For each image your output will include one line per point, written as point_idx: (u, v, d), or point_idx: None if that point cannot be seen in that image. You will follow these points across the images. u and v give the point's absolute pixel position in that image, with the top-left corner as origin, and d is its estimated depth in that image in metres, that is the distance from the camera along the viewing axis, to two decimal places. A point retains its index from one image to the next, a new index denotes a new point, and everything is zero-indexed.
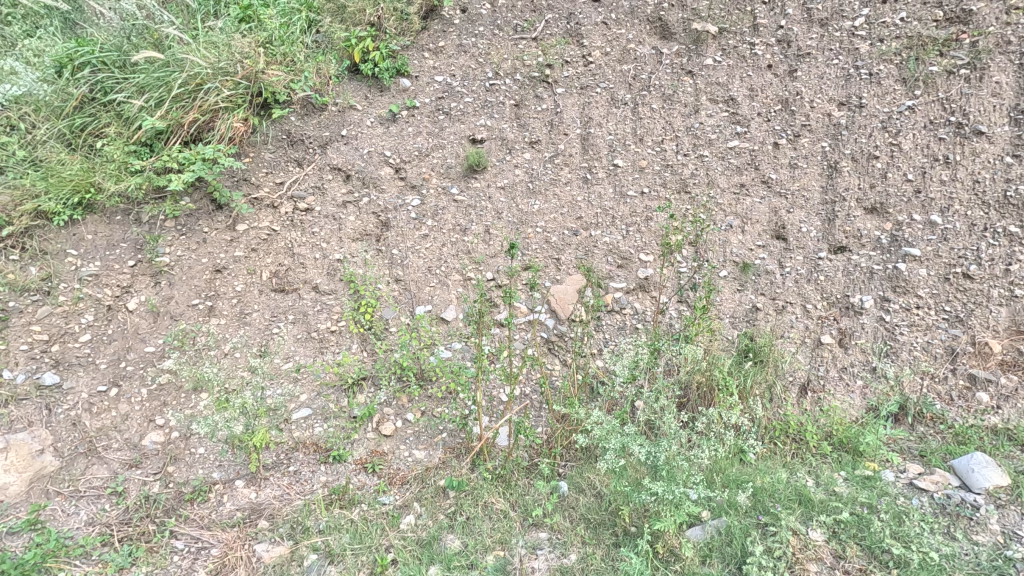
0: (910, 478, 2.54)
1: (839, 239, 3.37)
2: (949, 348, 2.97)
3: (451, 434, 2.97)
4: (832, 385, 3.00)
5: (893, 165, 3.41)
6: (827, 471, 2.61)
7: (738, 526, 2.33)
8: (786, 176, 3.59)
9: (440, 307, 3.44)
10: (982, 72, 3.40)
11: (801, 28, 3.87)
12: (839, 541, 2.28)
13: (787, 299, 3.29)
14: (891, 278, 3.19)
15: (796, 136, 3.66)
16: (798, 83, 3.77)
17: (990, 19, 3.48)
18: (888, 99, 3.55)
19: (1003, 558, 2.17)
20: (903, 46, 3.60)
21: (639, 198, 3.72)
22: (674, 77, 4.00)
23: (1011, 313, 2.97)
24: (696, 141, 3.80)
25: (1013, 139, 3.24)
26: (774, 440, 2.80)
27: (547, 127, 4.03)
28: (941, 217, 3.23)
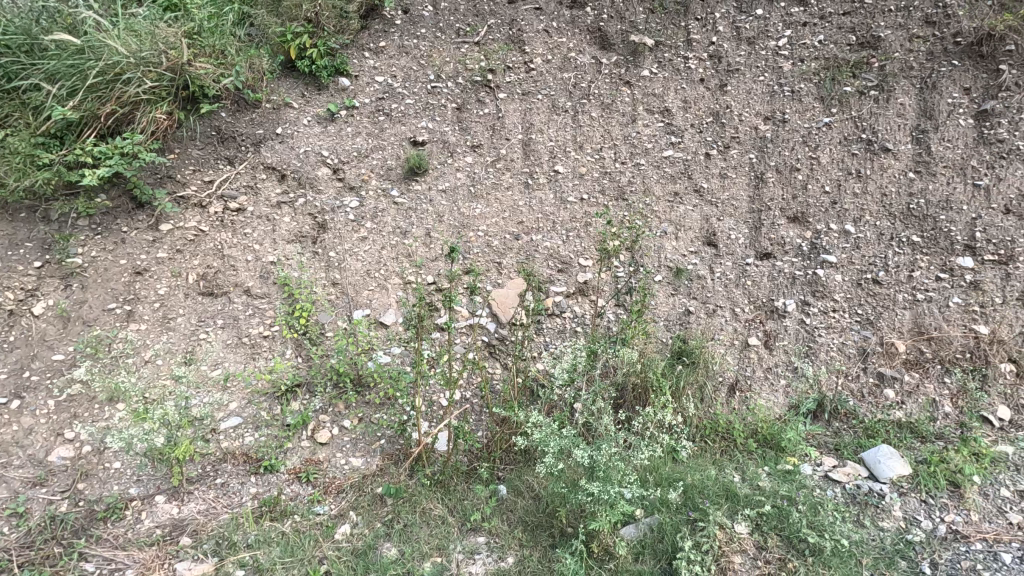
0: (826, 471, 2.73)
1: (765, 246, 3.56)
2: (861, 349, 3.19)
3: (389, 441, 2.93)
4: (758, 384, 3.17)
5: (812, 177, 3.65)
6: (751, 467, 2.75)
7: (669, 523, 2.41)
8: (717, 185, 3.77)
9: (379, 311, 3.39)
10: (889, 94, 3.68)
11: (731, 44, 4.06)
12: (761, 533, 2.40)
13: (717, 302, 3.44)
14: (810, 283, 3.40)
15: (726, 148, 3.84)
16: (728, 96, 3.96)
17: (896, 45, 3.76)
18: (808, 115, 3.78)
19: (905, 542, 2.37)
20: (821, 67, 3.86)
21: (578, 204, 3.80)
22: (613, 87, 4.12)
23: (915, 315, 3.22)
24: (633, 150, 3.92)
25: (915, 156, 3.53)
26: (704, 439, 2.92)
27: (489, 131, 4.05)
28: (854, 226, 3.47)
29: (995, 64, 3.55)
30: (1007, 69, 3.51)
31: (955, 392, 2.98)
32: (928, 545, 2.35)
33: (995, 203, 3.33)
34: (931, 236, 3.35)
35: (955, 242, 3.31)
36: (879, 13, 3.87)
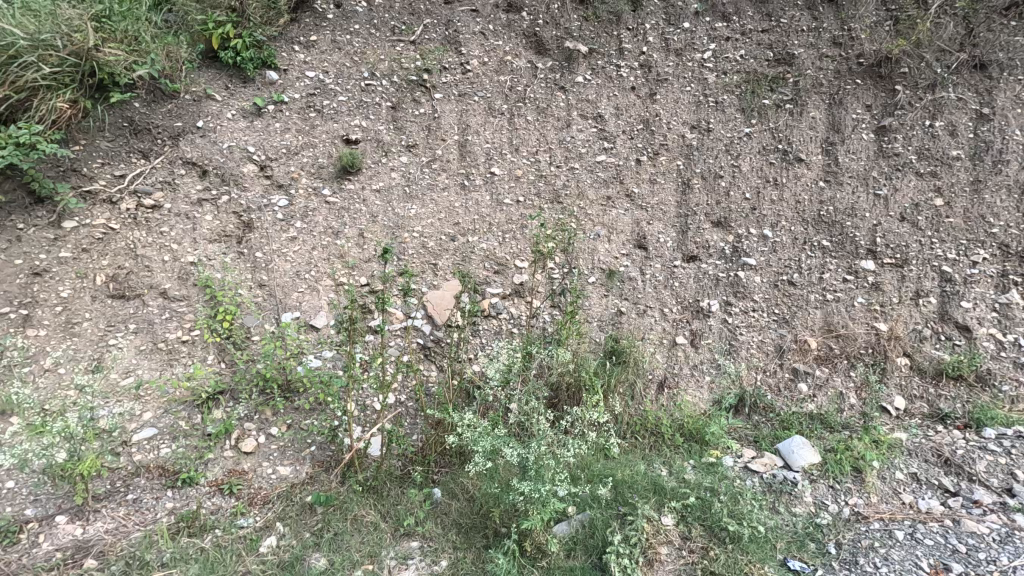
0: (746, 462, 2.89)
1: (691, 249, 3.73)
2: (778, 346, 3.40)
3: (320, 448, 2.84)
4: (685, 381, 3.31)
5: (734, 185, 3.85)
6: (678, 461, 2.88)
7: (600, 518, 2.48)
8: (647, 191, 3.91)
9: (309, 314, 3.29)
10: (802, 108, 3.94)
11: (660, 55, 4.22)
12: (686, 524, 2.50)
13: (647, 303, 3.58)
14: (732, 284, 3.59)
15: (655, 154, 3.99)
16: (657, 105, 4.11)
17: (808, 63, 4.03)
18: (731, 125, 3.99)
19: (814, 525, 2.54)
20: (742, 80, 4.08)
21: (514, 206, 3.83)
22: (548, 92, 4.18)
23: (825, 314, 3.46)
24: (567, 154, 4.01)
25: (825, 166, 3.80)
26: (634, 435, 3.03)
27: (425, 132, 4.01)
28: (771, 231, 3.70)
29: (892, 84, 3.87)
30: (902, 89, 3.84)
31: (859, 385, 3.23)
32: (834, 527, 2.53)
33: (893, 211, 3.63)
34: (838, 240, 3.62)
35: (858, 246, 3.59)
36: (793, 32, 4.13)
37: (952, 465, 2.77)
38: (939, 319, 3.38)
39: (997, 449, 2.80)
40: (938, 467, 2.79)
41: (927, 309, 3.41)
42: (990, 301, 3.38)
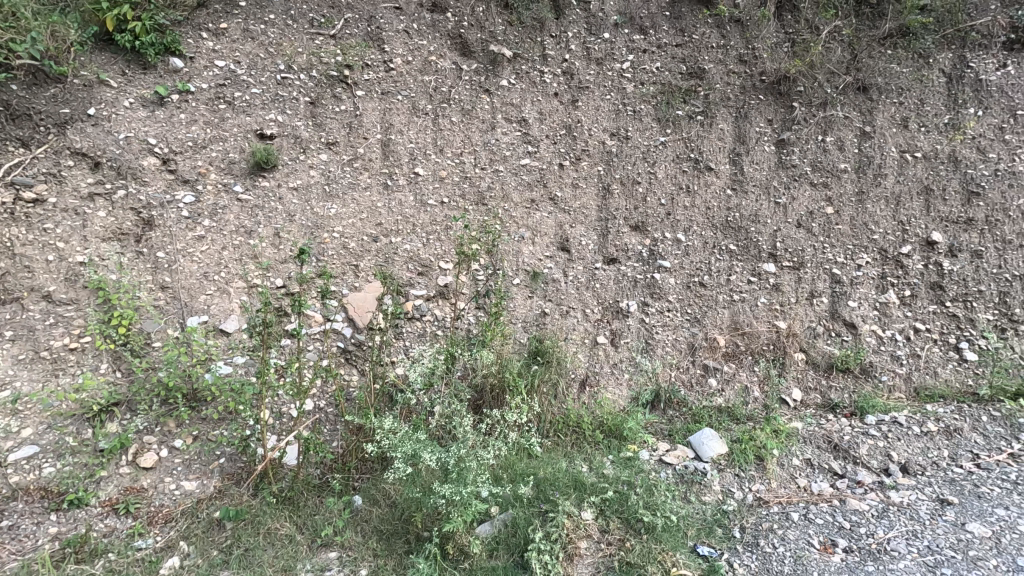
0: (661, 455, 3.04)
1: (611, 252, 3.88)
2: (690, 344, 3.60)
3: (230, 459, 2.69)
4: (605, 379, 3.45)
5: (651, 190, 4.03)
6: (598, 457, 2.98)
7: (523, 517, 2.52)
8: (569, 195, 4.02)
9: (219, 317, 3.11)
10: (712, 120, 4.19)
11: (582, 63, 4.34)
12: (605, 518, 2.58)
13: (570, 304, 3.70)
14: (649, 286, 3.77)
15: (577, 159, 4.11)
16: (579, 111, 4.23)
17: (718, 77, 4.28)
18: (648, 134, 4.17)
19: (721, 512, 2.71)
20: (658, 91, 4.27)
21: (438, 207, 3.82)
22: (473, 94, 4.19)
23: (732, 314, 3.70)
24: (492, 156, 4.04)
25: (732, 175, 4.06)
26: (557, 433, 3.11)
27: (346, 129, 3.90)
28: (684, 235, 3.91)
29: (790, 101, 4.18)
30: (799, 106, 4.15)
31: (761, 379, 3.48)
32: (739, 512, 2.71)
33: (791, 217, 3.93)
34: (744, 244, 3.88)
35: (761, 250, 3.87)
36: (704, 48, 4.35)
37: (839, 450, 3.04)
38: (830, 317, 3.68)
39: (877, 433, 3.10)
40: (828, 452, 3.04)
41: (820, 308, 3.70)
42: (872, 300, 3.70)
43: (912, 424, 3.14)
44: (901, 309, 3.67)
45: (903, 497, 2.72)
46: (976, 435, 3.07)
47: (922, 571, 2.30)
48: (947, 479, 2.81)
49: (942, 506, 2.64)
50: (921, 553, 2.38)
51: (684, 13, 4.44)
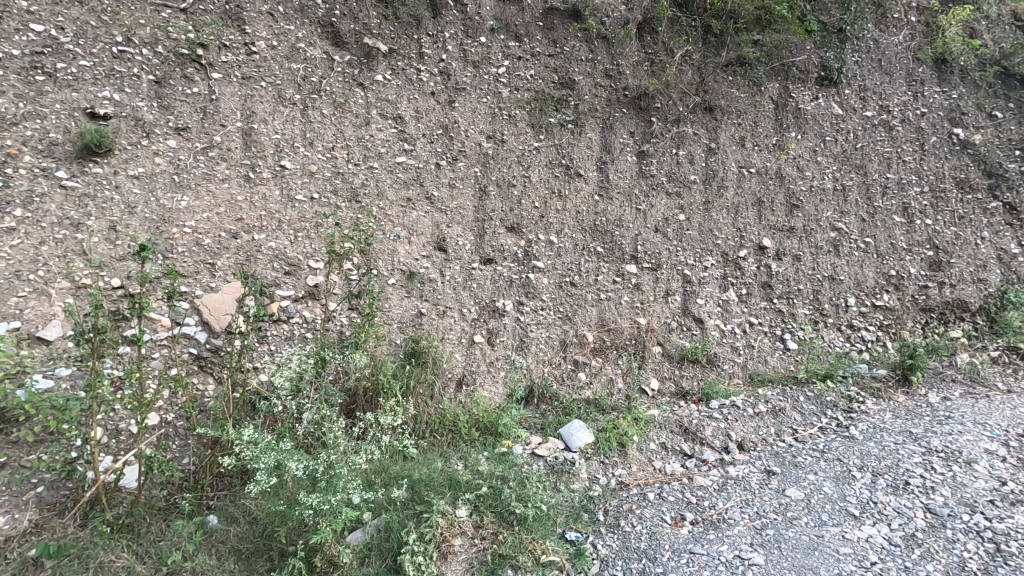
0: (533, 448, 3.18)
1: (488, 252, 3.97)
2: (562, 340, 3.80)
3: (51, 488, 2.36)
4: (481, 377, 3.54)
5: (525, 193, 4.18)
6: (473, 454, 3.05)
7: (396, 520, 2.49)
8: (446, 195, 4.05)
9: (36, 323, 2.68)
10: (581, 129, 4.43)
11: (459, 65, 4.36)
12: (479, 513, 2.64)
13: (446, 303, 3.74)
14: (523, 285, 3.92)
15: (454, 160, 4.13)
16: (456, 112, 4.25)
17: (587, 88, 4.54)
18: (522, 139, 4.31)
19: (588, 497, 2.89)
20: (532, 98, 4.42)
21: (308, 203, 3.64)
22: (346, 86, 4.04)
23: (600, 312, 3.96)
24: (366, 152, 3.93)
25: (599, 181, 4.33)
26: (433, 433, 3.14)
27: (199, 114, 3.57)
28: (557, 237, 4.11)
29: (649, 116, 4.55)
30: (657, 121, 4.53)
31: (624, 371, 3.76)
32: (603, 496, 2.91)
33: (650, 223, 4.29)
34: (609, 247, 4.17)
35: (624, 252, 4.17)
36: (574, 60, 4.59)
37: (689, 433, 3.37)
38: (682, 314, 4.07)
39: (719, 416, 3.48)
40: (679, 435, 3.36)
41: (674, 305, 4.09)
42: (717, 298, 4.16)
43: (746, 406, 3.57)
44: (739, 306, 4.16)
45: (739, 471, 3.09)
46: (795, 413, 3.56)
47: (752, 534, 2.62)
48: (773, 453, 3.23)
49: (768, 476, 3.03)
50: (751, 518, 2.71)
51: (556, 25, 4.64)
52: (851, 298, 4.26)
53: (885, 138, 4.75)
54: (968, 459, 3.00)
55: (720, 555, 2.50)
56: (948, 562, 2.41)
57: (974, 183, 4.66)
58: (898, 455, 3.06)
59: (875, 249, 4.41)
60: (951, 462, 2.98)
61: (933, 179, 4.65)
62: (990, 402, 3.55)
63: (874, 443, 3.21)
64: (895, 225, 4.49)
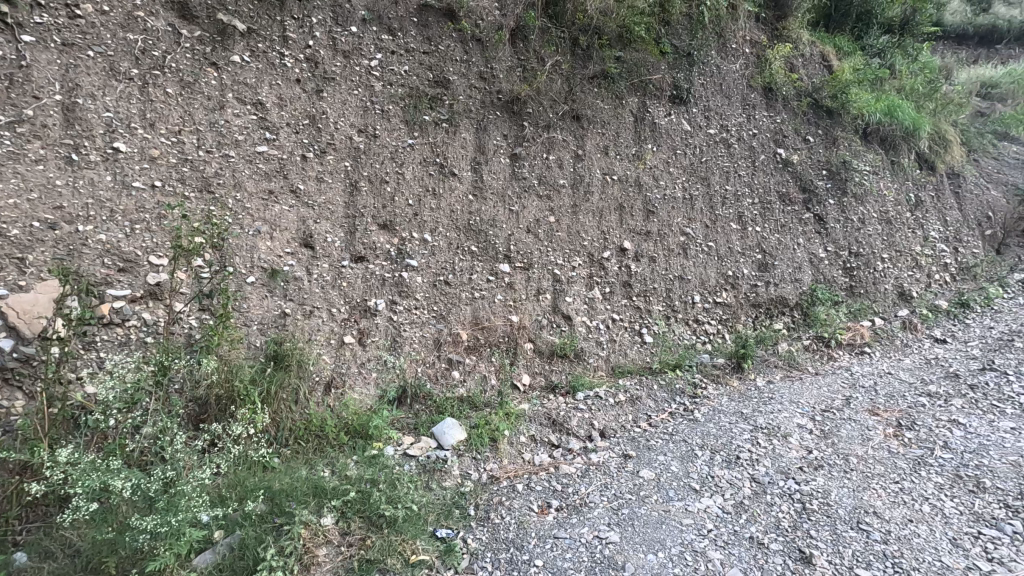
0: (405, 449, 3.16)
1: (358, 250, 3.84)
2: (436, 339, 3.80)
3: None
4: (351, 379, 3.43)
5: (399, 190, 4.11)
6: (341, 459, 2.96)
7: (252, 536, 2.33)
8: (313, 188, 3.85)
9: None
10: (456, 128, 4.46)
11: (327, 53, 4.16)
12: (345, 520, 2.56)
13: (313, 304, 3.57)
14: (396, 284, 3.86)
15: (322, 152, 3.94)
16: (323, 103, 4.05)
17: (461, 89, 4.56)
18: (396, 135, 4.23)
19: (459, 494, 2.93)
20: (405, 94, 4.35)
21: (148, 192, 3.28)
22: (196, 65, 3.68)
23: (473, 310, 4.01)
24: (220, 139, 3.62)
25: (473, 182, 4.39)
26: (298, 441, 3.00)
27: (4, 82, 3.08)
28: (431, 236, 4.09)
29: (521, 120, 4.70)
30: (529, 125, 4.69)
31: (497, 368, 3.86)
32: (474, 491, 2.97)
33: (522, 223, 4.44)
34: (483, 246, 4.24)
35: (498, 252, 4.27)
36: (449, 60, 4.59)
37: (556, 424, 3.55)
38: (552, 311, 4.26)
39: (584, 407, 3.71)
40: (548, 427, 3.53)
41: (544, 303, 4.27)
42: (583, 296, 4.41)
43: (608, 396, 3.85)
44: (603, 303, 4.46)
45: (599, 457, 3.32)
46: (649, 400, 3.91)
47: (609, 514, 2.82)
48: (630, 438, 3.51)
49: (625, 459, 3.29)
50: (610, 500, 2.93)
51: (430, 22, 4.60)
52: (698, 295, 4.76)
53: (725, 154, 5.36)
54: (784, 433, 3.49)
55: (581, 537, 2.67)
56: (767, 522, 2.77)
57: (792, 197, 5.45)
58: (731, 433, 3.48)
59: (716, 252, 4.97)
60: (772, 437, 3.45)
61: (762, 192, 5.36)
62: (802, 383, 4.17)
63: (713, 424, 3.62)
64: (732, 231, 5.10)
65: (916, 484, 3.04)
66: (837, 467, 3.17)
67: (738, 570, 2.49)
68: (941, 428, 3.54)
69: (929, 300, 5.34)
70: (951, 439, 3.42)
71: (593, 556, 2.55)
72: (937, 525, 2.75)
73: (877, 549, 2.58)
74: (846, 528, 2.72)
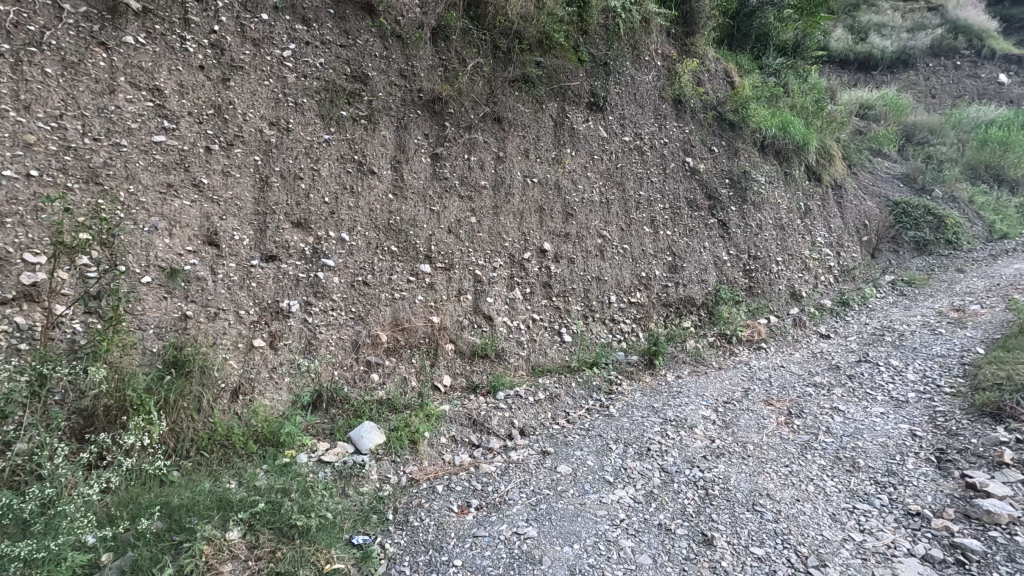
0: (319, 455, 3.06)
1: (270, 248, 3.67)
2: (354, 341, 3.70)
3: None
4: (261, 385, 3.26)
5: (314, 187, 3.96)
6: (249, 469, 2.82)
7: (147, 556, 2.17)
8: (218, 183, 3.62)
9: None
10: (375, 125, 4.36)
11: (235, 40, 3.93)
12: (254, 532, 2.44)
13: (219, 305, 3.36)
14: (311, 285, 3.71)
15: (229, 145, 3.72)
16: (230, 92, 3.82)
17: (380, 85, 4.47)
18: (311, 129, 4.07)
19: (377, 498, 2.88)
20: (321, 88, 4.20)
21: (23, 181, 2.97)
22: (82, 43, 3.36)
23: (393, 311, 3.94)
24: (110, 126, 3.33)
25: (393, 180, 4.31)
26: (200, 451, 2.82)
27: None
28: (348, 235, 3.97)
29: (443, 120, 4.67)
30: (450, 125, 4.67)
31: (417, 369, 3.82)
32: (393, 495, 2.93)
33: (444, 224, 4.41)
34: (403, 246, 4.18)
35: (418, 252, 4.23)
36: (368, 55, 4.47)
37: (477, 424, 3.57)
38: (472, 312, 4.28)
39: (504, 407, 3.76)
40: (469, 427, 3.54)
41: (465, 304, 4.27)
42: (504, 296, 4.46)
43: (528, 395, 3.91)
44: (523, 303, 4.53)
45: (519, 455, 3.37)
46: (568, 397, 4.02)
47: (528, 510, 2.88)
48: (548, 435, 3.60)
49: (543, 456, 3.37)
50: (528, 497, 2.99)
51: (348, 15, 4.47)
52: (613, 295, 4.95)
53: (638, 161, 5.63)
54: (691, 424, 3.73)
55: (500, 534, 2.70)
56: (674, 509, 2.94)
57: (699, 203, 5.81)
58: (643, 427, 3.66)
59: (630, 254, 5.21)
60: (679, 428, 3.67)
61: (672, 197, 5.67)
62: (707, 378, 4.47)
63: (626, 418, 3.79)
64: (645, 234, 5.36)
65: (802, 467, 3.34)
66: (736, 454, 3.43)
67: (647, 556, 2.62)
68: (824, 415, 3.92)
69: (816, 299, 5.89)
70: (832, 425, 3.79)
71: (511, 552, 2.59)
72: (820, 502, 3.04)
73: (769, 528, 2.81)
74: (743, 510, 2.94)
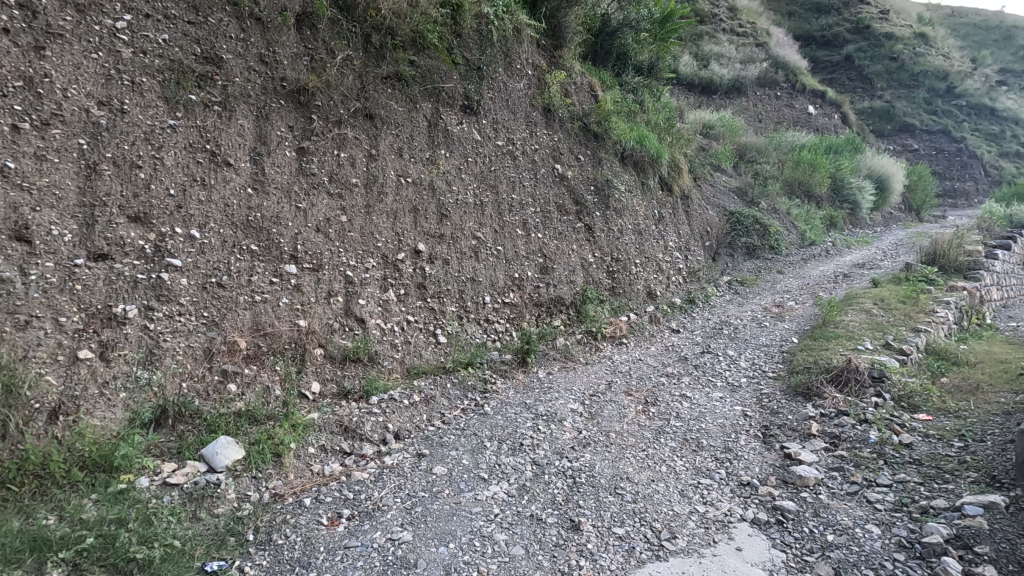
0: (164, 478, 2.75)
1: (99, 246, 3.21)
2: (206, 349, 3.36)
3: None
4: (89, 403, 2.84)
5: (155, 177, 3.53)
6: (74, 500, 2.46)
7: None
8: (29, 168, 3.09)
9: None
10: (230, 113, 4.00)
11: (52, 3, 3.39)
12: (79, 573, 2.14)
13: (32, 312, 2.87)
14: (153, 287, 3.31)
15: (44, 124, 3.20)
16: (45, 63, 3.29)
17: (236, 70, 4.11)
18: (152, 113, 3.62)
19: (234, 520, 2.66)
20: (164, 67, 3.75)
21: None
22: None
23: (253, 315, 3.65)
24: None
25: (253, 174, 3.99)
26: (6, 485, 2.41)
27: None
28: (199, 232, 3.60)
29: (309, 112, 4.42)
30: (317, 119, 4.43)
31: (281, 377, 3.57)
32: (253, 514, 2.72)
33: (311, 222, 4.17)
34: (265, 245, 3.88)
35: (282, 252, 3.95)
36: (221, 35, 4.09)
37: (348, 431, 3.43)
38: (344, 314, 4.10)
39: (378, 411, 3.66)
40: (339, 435, 3.39)
41: (336, 306, 4.08)
42: (377, 298, 4.34)
43: (402, 398, 3.85)
44: (397, 305, 4.44)
45: (393, 459, 3.31)
46: (443, 398, 4.03)
47: (402, 514, 2.84)
48: (424, 437, 3.57)
49: (418, 458, 3.34)
50: (403, 501, 2.94)
51: None
52: (488, 296, 5.05)
53: (511, 165, 5.80)
54: (560, 417, 3.93)
55: (374, 542, 2.63)
56: (544, 499, 3.08)
57: (567, 208, 6.14)
58: (516, 423, 3.79)
59: (504, 255, 5.35)
60: (550, 422, 3.85)
61: (543, 201, 5.93)
62: (574, 372, 4.74)
63: (501, 416, 3.89)
64: (518, 236, 5.54)
65: (657, 450, 3.68)
66: (600, 443, 3.68)
67: (520, 546, 2.71)
68: (674, 401, 4.36)
69: (669, 297, 6.52)
70: (680, 410, 4.23)
71: (384, 559, 2.53)
72: (671, 480, 3.37)
73: (628, 508, 3.06)
74: (606, 494, 3.17)
